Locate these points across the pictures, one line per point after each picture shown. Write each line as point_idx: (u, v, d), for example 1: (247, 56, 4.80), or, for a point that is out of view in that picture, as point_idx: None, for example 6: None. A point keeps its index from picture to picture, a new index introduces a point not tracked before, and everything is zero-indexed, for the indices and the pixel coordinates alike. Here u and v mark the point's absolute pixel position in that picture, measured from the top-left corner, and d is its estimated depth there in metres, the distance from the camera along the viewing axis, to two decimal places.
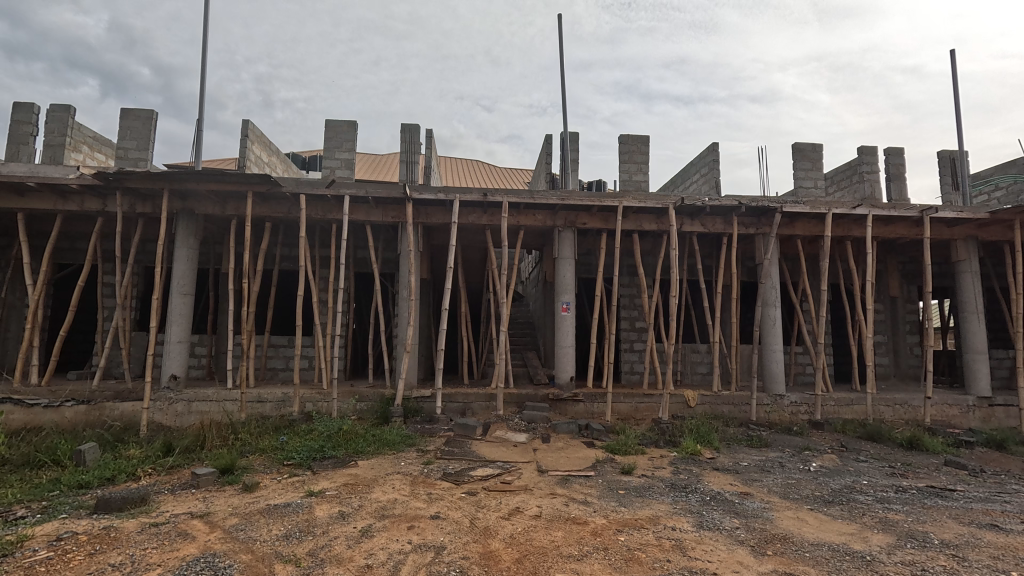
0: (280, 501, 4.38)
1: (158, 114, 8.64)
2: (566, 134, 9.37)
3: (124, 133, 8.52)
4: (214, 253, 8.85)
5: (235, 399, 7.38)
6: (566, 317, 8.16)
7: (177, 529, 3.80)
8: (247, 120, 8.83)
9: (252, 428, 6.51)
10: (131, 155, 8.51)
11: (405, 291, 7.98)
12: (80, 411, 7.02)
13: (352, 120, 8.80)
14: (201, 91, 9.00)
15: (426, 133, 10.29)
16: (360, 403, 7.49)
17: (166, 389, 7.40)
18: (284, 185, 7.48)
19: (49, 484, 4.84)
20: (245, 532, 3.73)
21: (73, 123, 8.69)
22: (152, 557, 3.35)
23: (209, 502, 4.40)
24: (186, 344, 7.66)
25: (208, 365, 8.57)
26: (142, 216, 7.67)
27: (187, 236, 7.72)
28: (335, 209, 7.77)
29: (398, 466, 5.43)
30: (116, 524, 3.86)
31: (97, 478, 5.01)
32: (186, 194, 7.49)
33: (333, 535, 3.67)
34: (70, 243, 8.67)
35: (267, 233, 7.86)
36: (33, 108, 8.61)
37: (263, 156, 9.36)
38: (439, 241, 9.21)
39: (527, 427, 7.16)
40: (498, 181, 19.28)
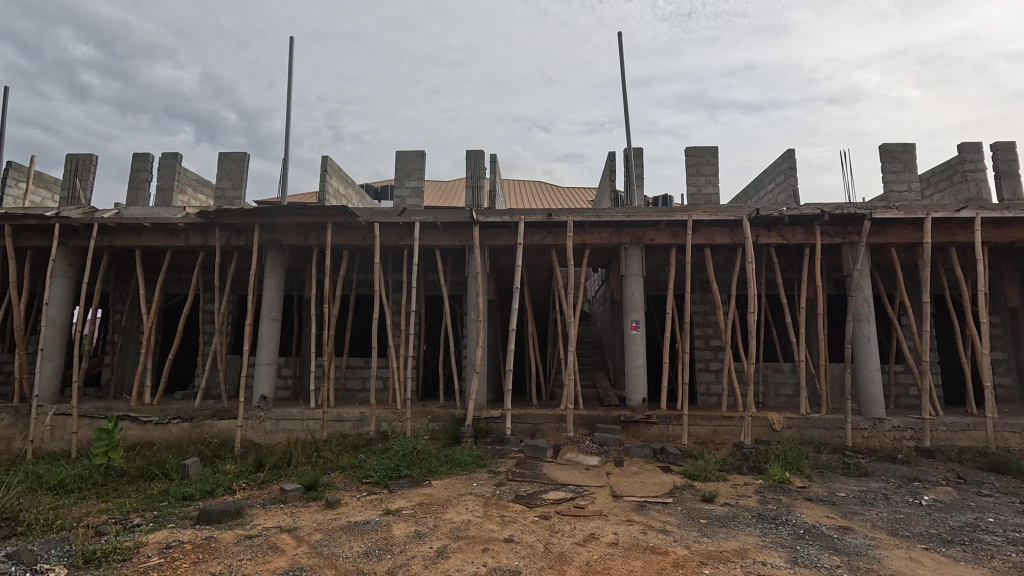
0: (360, 518, 4.54)
1: (249, 156, 9.52)
2: (630, 150, 9.28)
3: (222, 175, 9.44)
4: (298, 281, 9.53)
5: (318, 418, 7.78)
6: (636, 335, 7.94)
7: (268, 542, 4.03)
8: (326, 156, 9.50)
9: (333, 446, 6.84)
10: (228, 194, 9.39)
11: (474, 313, 8.10)
12: (185, 428, 7.73)
13: (420, 151, 9.21)
14: (285, 132, 9.81)
15: (491, 158, 10.57)
16: (432, 423, 7.64)
17: (257, 408, 7.93)
18: (359, 214, 7.90)
19: (160, 495, 5.34)
20: (329, 547, 3.89)
21: (180, 168, 9.75)
22: (247, 568, 3.55)
23: (295, 517, 4.64)
24: (274, 366, 8.19)
25: (293, 386, 9.16)
26: (237, 248, 8.40)
27: (275, 265, 8.34)
28: (406, 235, 8.08)
29: (470, 486, 5.47)
30: (216, 535, 4.16)
31: (199, 491, 5.44)
32: (274, 227, 8.11)
33: (411, 555, 3.73)
34: (177, 275, 9.68)
35: (344, 260, 8.29)
36: (148, 157, 9.74)
37: (341, 189, 10.01)
38: (504, 262, 9.32)
39: (599, 449, 6.99)
40: (560, 201, 19.38)
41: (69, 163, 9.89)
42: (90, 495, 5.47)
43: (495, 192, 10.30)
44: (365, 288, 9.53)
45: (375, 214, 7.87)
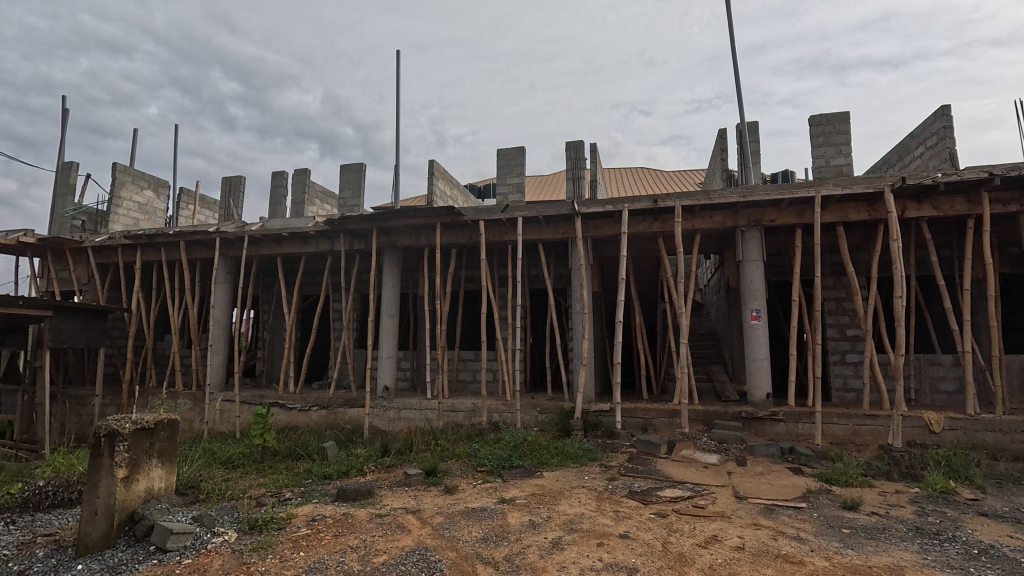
0: (477, 505, 4.73)
1: (365, 166, 10.32)
2: (744, 125, 8.56)
3: (344, 185, 10.35)
4: (412, 279, 10.15)
5: (435, 408, 8.23)
6: (757, 325, 7.33)
7: (396, 521, 4.36)
8: (432, 160, 9.99)
9: (449, 435, 7.21)
10: (349, 202, 10.27)
11: (579, 305, 8.03)
12: (323, 415, 8.60)
13: (520, 147, 9.32)
14: (396, 140, 10.48)
15: (592, 147, 10.38)
16: (541, 415, 7.73)
17: (381, 398, 8.60)
18: (465, 213, 8.19)
19: (305, 473, 6.03)
20: (450, 530, 4.11)
21: (309, 182, 10.87)
22: (379, 544, 3.87)
23: (419, 500, 4.96)
24: (395, 359, 8.82)
25: (412, 378, 9.80)
26: (359, 251, 9.16)
27: (392, 266, 8.96)
28: (510, 231, 8.23)
29: (582, 479, 5.44)
30: (352, 512, 4.59)
31: (337, 471, 6.05)
32: (390, 230, 8.72)
33: (527, 543, 3.80)
34: (311, 278, 10.82)
35: (453, 258, 8.66)
36: (284, 174, 10.98)
37: (447, 190, 10.48)
38: (609, 253, 9.11)
39: (718, 447, 6.57)
40: (665, 186, 18.49)
41: (224, 185, 11.50)
42: (252, 470, 6.33)
43: (596, 182, 10.11)
44: (472, 284, 9.88)
45: (480, 213, 8.11)
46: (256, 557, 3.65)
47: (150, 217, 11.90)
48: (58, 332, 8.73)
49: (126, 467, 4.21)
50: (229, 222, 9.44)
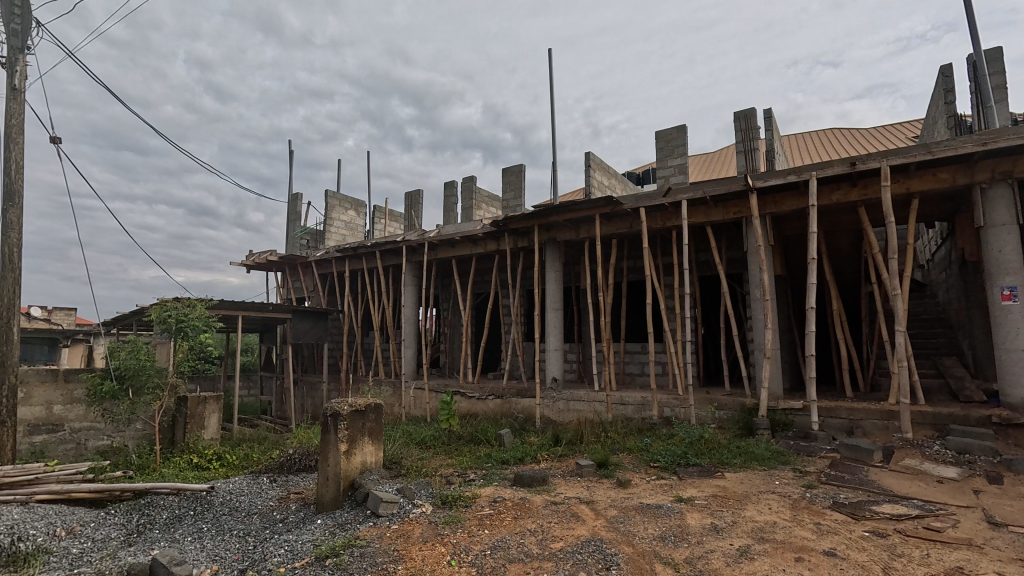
0: (652, 501, 4.57)
1: (524, 167, 10.73)
2: (978, 56, 6.78)
3: (506, 187, 10.92)
4: (574, 272, 10.25)
5: (603, 400, 8.15)
6: (1012, 307, 5.74)
7: (571, 509, 4.46)
8: (588, 152, 9.94)
9: (620, 428, 7.12)
10: (512, 203, 10.80)
11: (759, 291, 7.22)
12: (498, 404, 9.03)
13: (681, 125, 8.73)
14: (553, 138, 10.68)
15: (766, 114, 9.25)
16: (719, 411, 7.15)
17: (551, 389, 8.83)
18: (624, 201, 7.97)
19: (486, 457, 6.54)
20: (625, 525, 4.04)
21: (476, 188, 11.70)
22: (556, 530, 4.00)
23: (591, 491, 5.00)
24: (561, 351, 9.00)
25: (579, 369, 9.92)
26: (523, 249, 9.54)
27: (554, 260, 9.15)
28: (674, 216, 7.77)
29: (771, 484, 4.89)
30: (529, 497, 4.83)
31: (513, 457, 6.43)
32: (550, 225, 8.92)
33: (709, 548, 3.55)
34: (481, 276, 11.66)
35: (614, 248, 8.51)
36: (454, 183, 12.00)
37: (605, 181, 10.34)
38: (793, 230, 8.02)
39: (957, 459, 5.32)
40: (864, 146, 15.60)
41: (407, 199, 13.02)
42: (441, 451, 7.09)
43: (774, 152, 8.97)
44: (636, 275, 9.60)
45: (640, 199, 7.79)
46: (448, 529, 4.06)
47: (353, 233, 14.07)
48: (295, 330, 10.93)
49: (346, 442, 5.04)
50: (411, 232, 10.66)
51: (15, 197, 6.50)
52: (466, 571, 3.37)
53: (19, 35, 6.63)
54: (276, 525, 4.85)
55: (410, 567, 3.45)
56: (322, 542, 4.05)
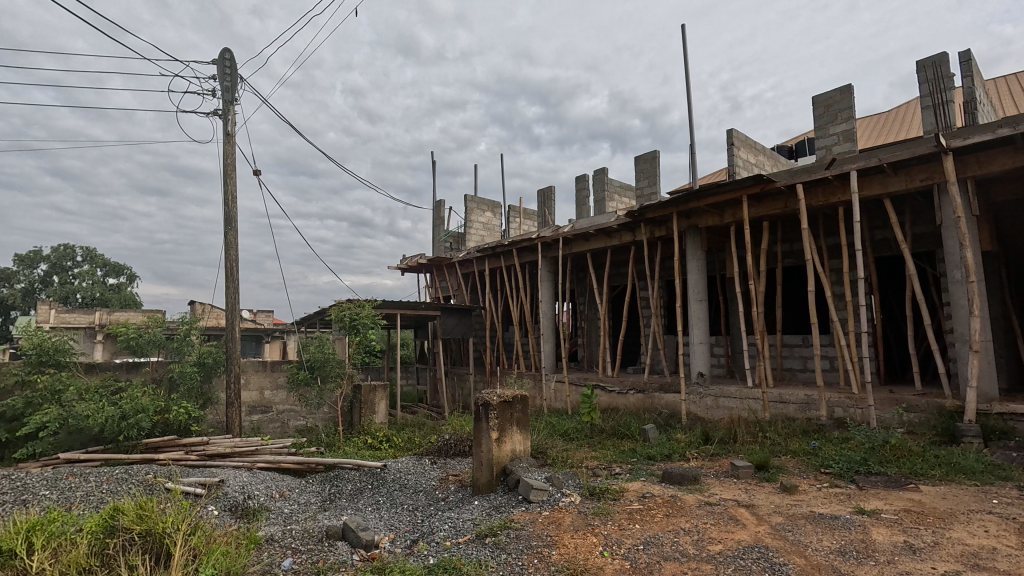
0: (826, 511, 4.10)
1: (659, 152, 10.26)
2: None
3: (640, 176, 10.56)
4: (719, 260, 9.57)
5: (759, 398, 7.43)
6: None
7: (729, 512, 4.19)
8: (731, 129, 9.17)
9: (781, 429, 6.49)
10: (646, 191, 10.43)
11: (959, 271, 6.02)
12: (639, 399, 8.71)
13: (846, 85, 7.60)
14: (689, 118, 10.05)
15: (963, 57, 7.64)
16: (908, 414, 6.12)
17: (697, 384, 8.32)
18: (777, 179, 7.19)
19: (631, 452, 6.45)
20: (794, 534, 3.69)
21: (608, 179, 11.51)
22: (713, 532, 3.80)
23: (751, 494, 4.64)
24: (707, 345, 8.45)
25: (728, 364, 9.25)
26: (660, 238, 9.15)
27: (696, 248, 8.64)
28: (840, 190, 6.81)
29: (988, 503, 4.06)
30: (680, 495, 4.65)
31: (660, 453, 6.24)
32: (690, 212, 8.43)
33: (904, 570, 3.09)
34: (617, 269, 11.46)
35: (765, 232, 7.75)
36: (585, 177, 11.95)
37: (751, 159, 9.45)
38: (1008, 195, 6.53)
39: None
40: None
41: (540, 196, 13.29)
42: (585, 443, 7.15)
43: (976, 103, 7.38)
44: (793, 260, 8.63)
45: (796, 174, 7.01)
46: (598, 521, 4.10)
47: (491, 233, 14.79)
48: (444, 326, 11.87)
49: (497, 430, 5.36)
50: (546, 228, 10.88)
51: (233, 222, 8.05)
52: (619, 563, 3.38)
53: (230, 90, 8.15)
54: (439, 502, 5.36)
55: (563, 553, 3.57)
56: (481, 521, 4.37)
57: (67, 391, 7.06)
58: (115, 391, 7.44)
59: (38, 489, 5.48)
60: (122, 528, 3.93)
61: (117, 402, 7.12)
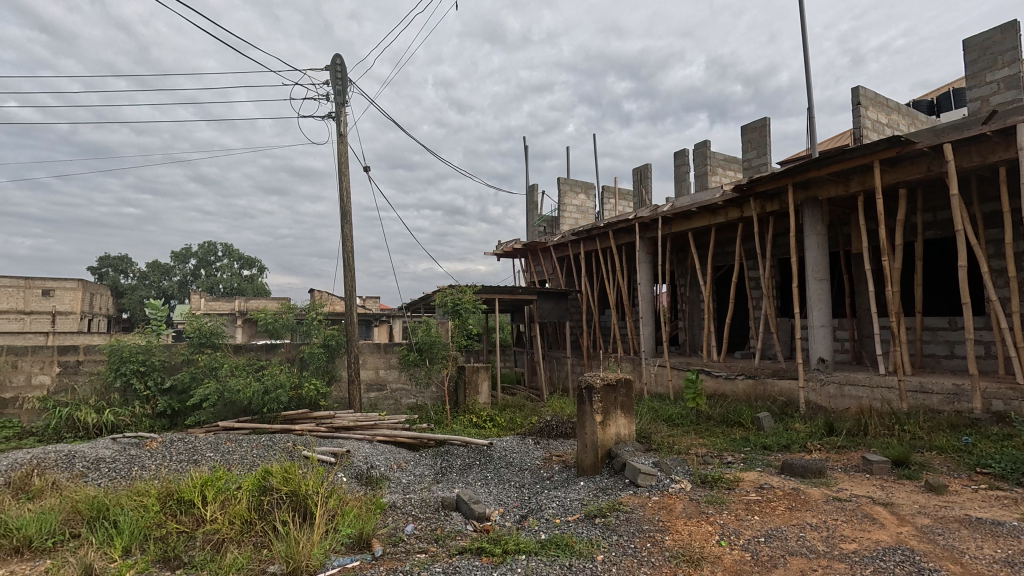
0: (985, 516, 3.61)
1: (769, 119, 9.42)
2: None
3: (747, 147, 9.80)
4: (843, 235, 8.67)
5: (894, 387, 6.55)
6: None
7: (862, 509, 3.84)
8: (857, 86, 8.16)
9: (923, 422, 5.79)
10: (755, 163, 9.67)
11: None
12: (749, 384, 8.13)
13: (1009, 23, 6.42)
14: (805, 79, 9.11)
15: None
16: None
17: (818, 371, 7.59)
18: (919, 138, 6.20)
19: (743, 440, 6.14)
20: (945, 538, 3.30)
21: (710, 152, 10.81)
22: (845, 529, 3.52)
23: (888, 491, 4.22)
24: (829, 328, 7.70)
25: (853, 349, 8.42)
26: (772, 213, 8.44)
27: (815, 223, 7.87)
28: (1002, 147, 5.80)
29: None
30: (804, 488, 4.34)
31: (776, 443, 5.86)
32: (808, 182, 7.68)
33: None
34: (722, 248, 10.80)
35: (902, 200, 6.85)
36: (685, 152, 11.33)
37: (882, 118, 8.35)
38: None
39: None
40: None
41: (635, 175, 12.85)
42: (692, 429, 6.92)
43: None
44: (936, 231, 7.59)
45: (944, 133, 6.00)
46: (712, 509, 3.97)
47: (585, 215, 14.62)
48: (541, 309, 11.99)
49: (601, 413, 5.35)
50: (644, 208, 10.51)
51: (348, 216, 8.73)
52: (739, 554, 3.25)
53: (342, 93, 8.78)
54: (545, 481, 5.50)
55: (677, 539, 3.51)
56: (589, 502, 4.42)
57: (222, 367, 8.16)
58: (258, 368, 8.49)
59: (205, 450, 6.45)
60: (272, 488, 4.49)
61: (260, 377, 8.16)
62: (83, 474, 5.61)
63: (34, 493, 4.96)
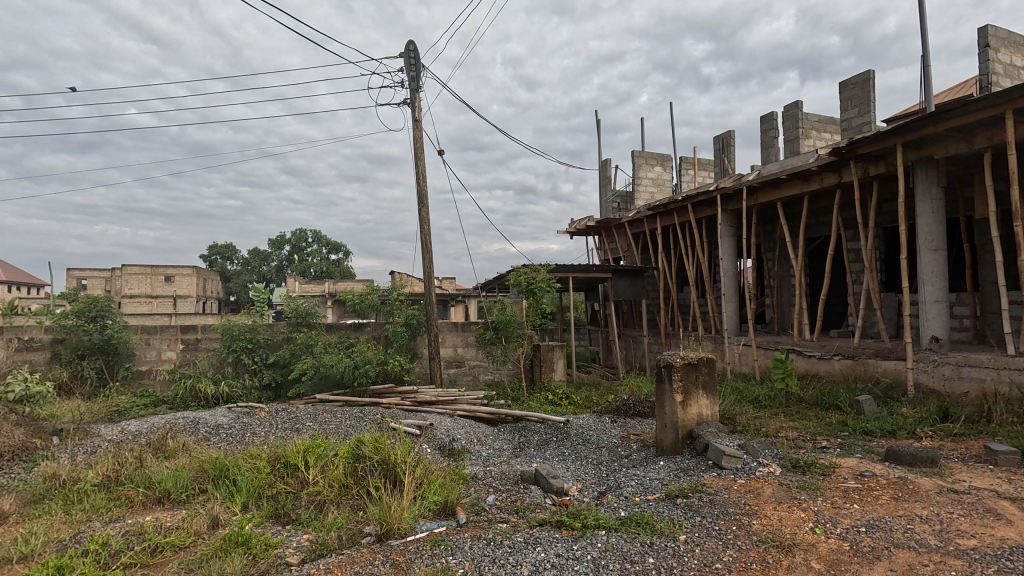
0: None
1: (873, 72, 8.44)
2: None
3: (847, 105, 8.89)
4: (964, 200, 7.69)
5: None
6: None
7: (984, 504, 3.46)
8: (985, 25, 7.08)
9: None
10: (855, 122, 8.75)
11: None
12: (847, 364, 7.51)
13: None
14: (919, 23, 8.04)
15: None
16: None
17: (929, 351, 6.81)
18: None
19: (839, 425, 5.73)
20: None
21: (802, 114, 9.92)
22: (962, 524, 3.20)
23: (1017, 486, 3.77)
24: (945, 304, 6.89)
25: (975, 327, 7.50)
26: (876, 178, 7.63)
27: (929, 186, 7.02)
28: None
29: None
30: (912, 478, 3.99)
31: (879, 429, 5.40)
32: (921, 140, 6.83)
33: None
34: (816, 218, 9.96)
35: None
36: (773, 115, 10.47)
37: (1017, 61, 7.21)
38: None
39: None
40: None
41: (717, 143, 12.09)
42: (780, 412, 6.54)
43: None
44: None
45: None
46: (805, 495, 3.76)
47: (661, 189, 14.04)
48: (616, 287, 11.76)
49: (682, 393, 5.20)
50: (727, 178, 9.89)
51: (424, 199, 9.01)
52: (835, 544, 3.06)
53: (415, 79, 8.99)
54: (623, 459, 5.48)
55: (766, 524, 3.37)
56: (670, 482, 4.34)
57: (317, 345, 8.84)
58: (348, 345, 9.11)
59: (306, 420, 7.07)
60: (364, 455, 4.80)
61: (350, 354, 8.75)
62: (207, 438, 6.37)
63: (169, 452, 5.71)
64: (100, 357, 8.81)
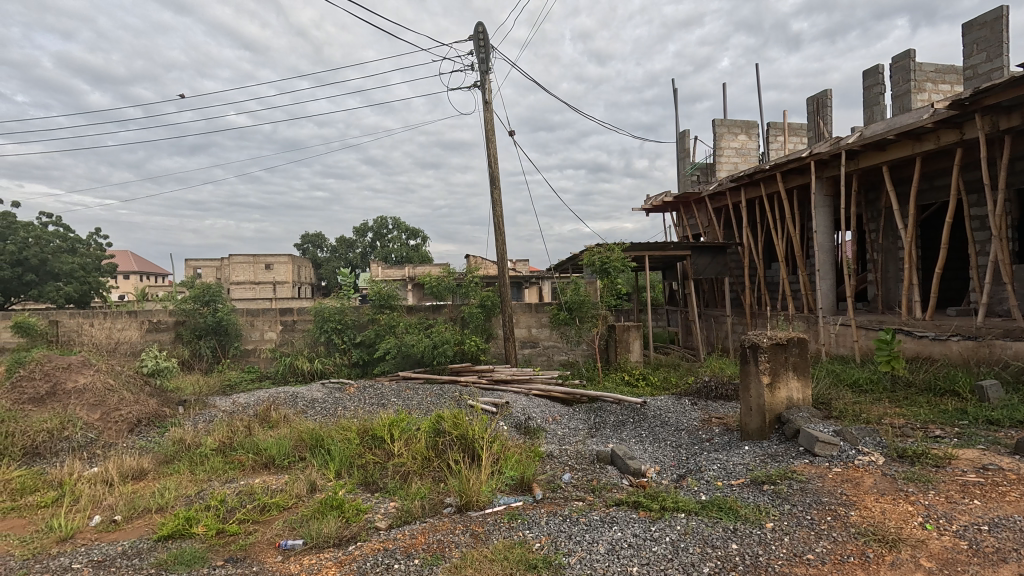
0: None
1: (1007, 8, 7.25)
2: None
3: (972, 50, 7.75)
4: None
5: None
6: None
7: None
8: None
9: None
10: (983, 69, 7.63)
11: None
12: (969, 345, 6.65)
13: None
14: None
15: None
16: None
17: None
18: None
19: (957, 413, 5.14)
20: None
21: (915, 64, 8.78)
22: None
23: None
24: None
25: None
26: (1010, 131, 6.61)
27: None
28: None
29: None
30: None
31: (1008, 418, 4.77)
32: None
33: None
34: (930, 182, 8.84)
35: None
36: (879, 68, 9.37)
37: None
38: None
39: None
40: None
41: (810, 105, 11.05)
42: (885, 397, 5.98)
43: None
44: None
45: None
46: (913, 487, 3.42)
47: (746, 158, 13.12)
48: (696, 265, 11.23)
49: (769, 374, 4.89)
50: (823, 142, 9.01)
51: (496, 181, 9.08)
52: (950, 542, 2.77)
53: (485, 61, 9.01)
54: (704, 442, 5.28)
55: (865, 516, 3.11)
56: (756, 467, 4.12)
57: (399, 325, 9.29)
58: (427, 326, 9.49)
59: (390, 396, 7.48)
60: (444, 430, 4.94)
61: (429, 334, 9.11)
62: (304, 411, 6.96)
63: (273, 423, 6.31)
64: (214, 337, 9.88)
